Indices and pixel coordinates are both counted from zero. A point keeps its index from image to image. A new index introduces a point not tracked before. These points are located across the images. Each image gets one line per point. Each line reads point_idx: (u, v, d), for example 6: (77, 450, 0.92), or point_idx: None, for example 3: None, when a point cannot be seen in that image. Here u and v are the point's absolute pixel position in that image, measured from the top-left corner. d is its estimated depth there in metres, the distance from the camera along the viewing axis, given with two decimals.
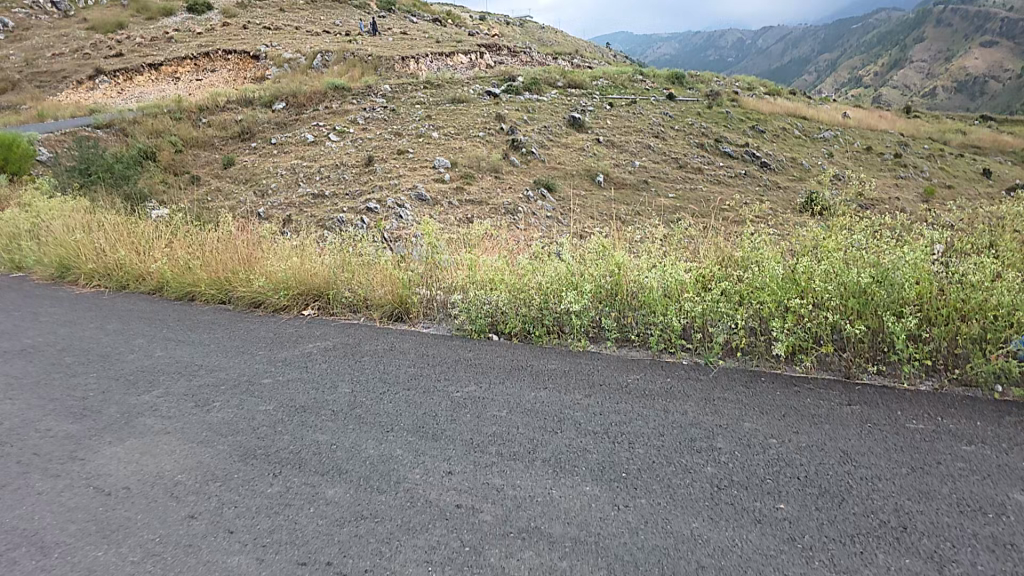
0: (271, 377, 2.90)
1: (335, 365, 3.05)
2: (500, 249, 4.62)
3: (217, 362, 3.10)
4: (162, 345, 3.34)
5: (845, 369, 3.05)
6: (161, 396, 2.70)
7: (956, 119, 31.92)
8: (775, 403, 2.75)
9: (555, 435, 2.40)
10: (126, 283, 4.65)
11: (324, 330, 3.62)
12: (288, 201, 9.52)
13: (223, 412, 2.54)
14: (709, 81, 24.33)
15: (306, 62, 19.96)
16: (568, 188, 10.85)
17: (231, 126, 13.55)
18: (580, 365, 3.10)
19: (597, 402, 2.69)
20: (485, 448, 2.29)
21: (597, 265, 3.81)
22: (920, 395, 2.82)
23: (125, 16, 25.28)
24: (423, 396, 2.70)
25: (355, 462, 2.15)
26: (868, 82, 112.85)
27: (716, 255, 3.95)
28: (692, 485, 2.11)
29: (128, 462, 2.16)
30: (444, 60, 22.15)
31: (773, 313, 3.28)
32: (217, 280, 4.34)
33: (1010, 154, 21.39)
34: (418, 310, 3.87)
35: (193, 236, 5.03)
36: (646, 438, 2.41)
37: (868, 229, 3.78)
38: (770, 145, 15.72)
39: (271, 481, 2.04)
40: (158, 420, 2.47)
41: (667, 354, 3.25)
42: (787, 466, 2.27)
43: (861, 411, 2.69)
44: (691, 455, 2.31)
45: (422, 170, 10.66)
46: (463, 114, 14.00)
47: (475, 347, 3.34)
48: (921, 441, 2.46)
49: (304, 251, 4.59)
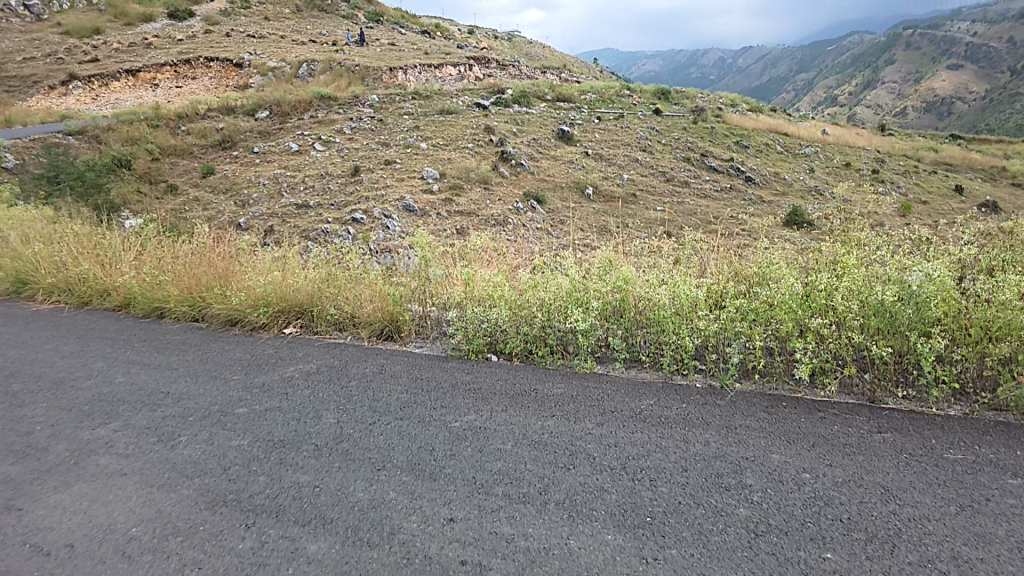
0: (247, 407, 2.61)
1: (320, 391, 2.77)
2: (497, 263, 4.37)
3: (187, 389, 2.81)
4: (124, 370, 3.04)
5: (869, 394, 2.74)
6: (119, 430, 2.42)
7: (933, 138, 32.23)
8: (800, 431, 2.46)
9: (568, 472, 2.14)
10: (88, 299, 4.35)
11: (307, 351, 3.34)
12: (270, 211, 9.22)
13: (190, 449, 2.26)
14: (696, 96, 24.34)
15: (291, 71, 19.72)
16: (557, 202, 10.62)
17: (211, 135, 13.21)
18: (587, 390, 2.83)
19: (611, 433, 2.43)
20: (490, 488, 2.03)
21: (602, 281, 3.53)
22: (954, 420, 2.53)
23: (102, 22, 24.85)
24: (418, 428, 2.42)
25: (342, 509, 1.89)
26: (848, 101, 114.22)
27: (726, 270, 3.68)
28: (724, 531, 1.85)
29: (75, 512, 1.89)
30: (432, 71, 21.96)
31: (791, 332, 3.00)
32: (189, 296, 4.04)
33: (982, 171, 21.61)
34: (410, 329, 3.61)
35: (164, 249, 4.73)
36: (669, 475, 2.14)
37: (886, 243, 3.49)
38: (754, 160, 15.64)
39: (244, 534, 1.78)
40: (114, 459, 2.20)
41: (680, 376, 2.98)
42: (827, 506, 1.98)
43: (895, 439, 2.40)
44: (720, 495, 2.03)
45: (410, 181, 10.42)
46: (451, 126, 13.79)
47: (474, 370, 3.07)
48: (964, 473, 2.16)
49: (287, 264, 4.30)
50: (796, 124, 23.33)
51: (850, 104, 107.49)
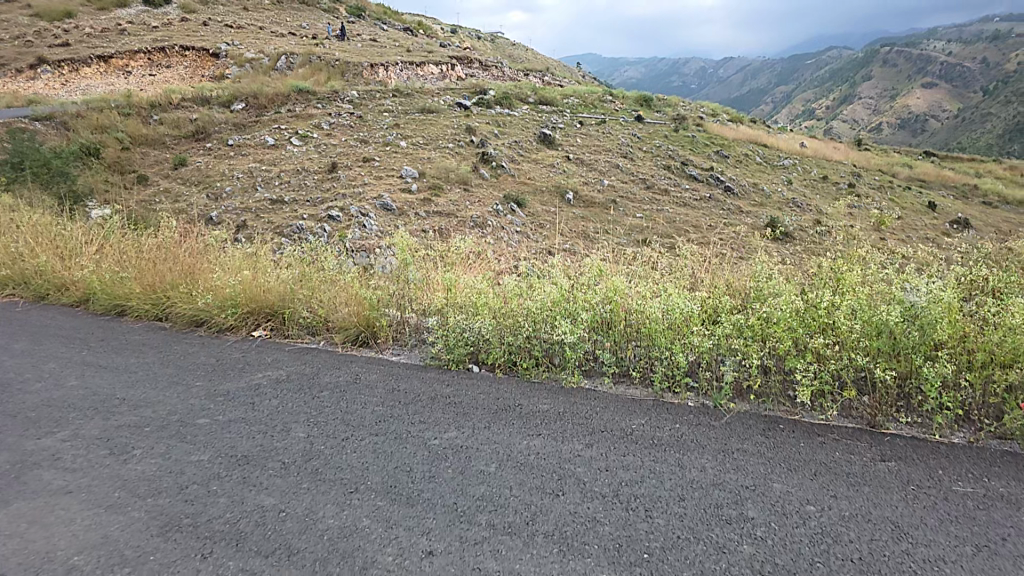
0: (209, 418, 2.41)
1: (289, 402, 2.58)
2: (479, 269, 4.21)
3: (145, 395, 2.60)
4: (78, 372, 2.82)
5: (869, 418, 2.61)
6: (68, 440, 2.21)
7: (908, 154, 32.57)
8: (801, 458, 2.32)
9: (557, 500, 1.98)
10: (44, 293, 4.10)
11: (276, 356, 3.14)
12: (244, 206, 8.97)
13: (143, 464, 2.06)
14: (677, 104, 24.30)
15: (269, 63, 19.37)
16: (537, 206, 10.47)
17: (185, 126, 12.84)
18: (575, 407, 2.67)
19: (601, 456, 2.27)
20: (473, 517, 1.86)
21: (591, 292, 3.37)
22: (958, 449, 2.40)
23: (74, 5, 24.20)
24: (394, 445, 2.24)
25: (310, 539, 1.71)
26: (824, 116, 115.61)
27: (720, 285, 3.54)
28: (729, 572, 1.69)
29: (10, 536, 1.70)
30: (414, 69, 21.71)
31: (789, 351, 2.85)
32: (152, 293, 3.81)
33: (954, 187, 21.83)
34: (387, 335, 3.43)
35: (128, 242, 4.49)
36: (665, 504, 1.99)
37: (886, 260, 3.37)
38: (733, 170, 15.65)
39: (198, 567, 1.59)
40: (58, 474, 1.99)
41: (671, 394, 2.83)
42: (835, 544, 1.84)
43: (899, 468, 2.27)
44: (722, 529, 1.88)
45: (389, 179, 10.21)
46: (432, 125, 13.57)
47: (454, 382, 2.89)
48: (976, 509, 2.03)
49: (259, 263, 4.09)
50: (774, 136, 23.42)
51: (827, 118, 108.66)
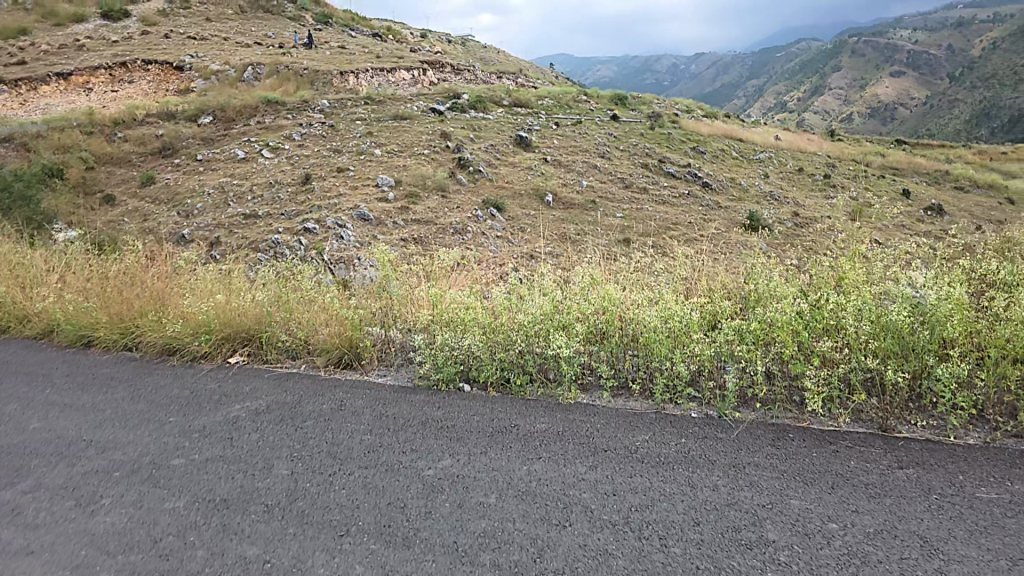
0: (184, 458, 2.25)
1: (271, 434, 2.43)
2: (465, 281, 4.05)
3: (114, 435, 2.43)
4: (42, 414, 2.63)
5: (881, 421, 2.50)
6: (29, 492, 2.04)
7: (880, 142, 32.74)
8: (815, 470, 2.19)
9: (564, 531, 1.84)
10: (6, 326, 3.89)
11: (255, 385, 2.97)
12: (216, 222, 8.78)
13: (112, 516, 1.90)
14: (650, 102, 24.26)
15: (235, 75, 19.05)
16: (516, 209, 10.33)
17: (150, 142, 12.54)
18: (575, 425, 2.53)
19: (607, 478, 2.13)
20: (475, 557, 1.71)
21: (584, 301, 3.24)
22: (976, 450, 2.29)
23: (30, 23, 23.73)
24: (386, 478, 2.09)
25: None
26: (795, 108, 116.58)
27: (714, 290, 3.43)
28: None
29: None
30: (384, 75, 21.47)
31: (792, 354, 2.72)
32: (121, 322, 3.61)
33: (926, 174, 21.99)
34: (372, 356, 3.26)
35: (94, 269, 4.30)
36: (679, 531, 1.86)
37: (886, 257, 3.26)
38: (711, 166, 15.62)
39: None
40: (18, 532, 1.82)
41: (672, 406, 2.70)
42: (865, 566, 1.72)
43: (919, 476, 2.15)
44: (743, 556, 1.75)
45: (364, 188, 10.01)
46: (406, 132, 13.38)
47: (445, 404, 2.74)
48: (1005, 517, 1.91)
49: (233, 285, 3.92)
50: (749, 130, 23.47)
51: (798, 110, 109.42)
